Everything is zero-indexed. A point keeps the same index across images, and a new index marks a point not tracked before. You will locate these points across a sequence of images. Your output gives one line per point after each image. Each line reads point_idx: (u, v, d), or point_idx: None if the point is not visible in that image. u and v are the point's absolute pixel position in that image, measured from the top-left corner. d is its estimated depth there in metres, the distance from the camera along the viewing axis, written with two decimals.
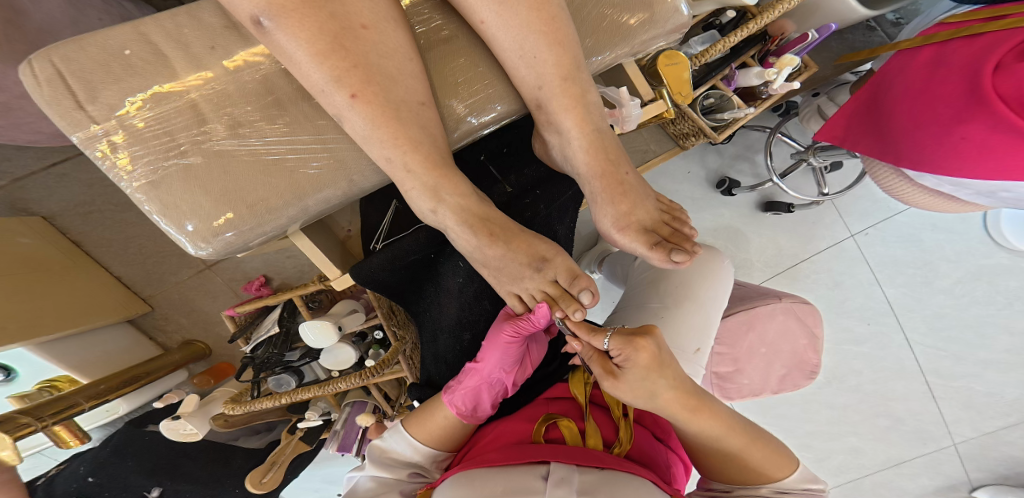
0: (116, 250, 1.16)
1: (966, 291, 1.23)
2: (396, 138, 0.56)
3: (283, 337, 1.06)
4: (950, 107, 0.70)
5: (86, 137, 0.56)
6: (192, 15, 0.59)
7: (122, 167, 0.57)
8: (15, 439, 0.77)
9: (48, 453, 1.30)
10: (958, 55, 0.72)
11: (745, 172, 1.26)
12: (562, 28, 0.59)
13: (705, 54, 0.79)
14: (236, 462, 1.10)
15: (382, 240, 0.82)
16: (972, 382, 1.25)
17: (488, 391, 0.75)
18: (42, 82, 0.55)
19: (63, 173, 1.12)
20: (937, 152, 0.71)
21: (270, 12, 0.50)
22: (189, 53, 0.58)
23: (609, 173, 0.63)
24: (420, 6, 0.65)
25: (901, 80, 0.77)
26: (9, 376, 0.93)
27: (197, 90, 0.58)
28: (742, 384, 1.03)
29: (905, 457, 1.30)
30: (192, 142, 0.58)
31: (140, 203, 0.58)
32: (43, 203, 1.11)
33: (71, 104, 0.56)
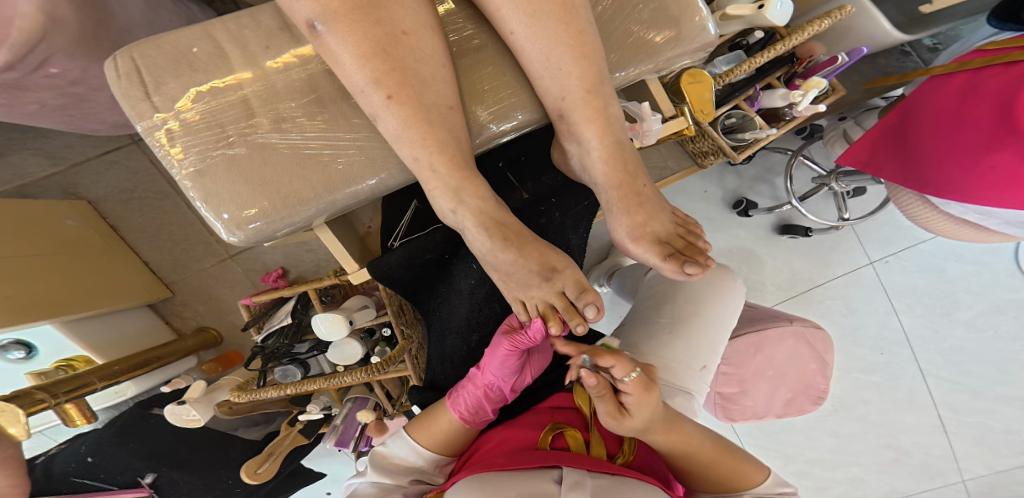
0: (147, 236, 1.21)
1: (989, 325, 1.23)
2: (425, 139, 0.58)
3: (295, 328, 1.08)
4: (979, 135, 0.70)
5: (148, 127, 0.60)
6: (254, 18, 0.62)
7: (173, 156, 0.60)
8: (28, 414, 0.79)
9: (47, 434, 1.33)
10: (989, 82, 0.72)
11: (764, 194, 1.27)
12: (588, 42, 0.61)
13: (729, 74, 0.80)
14: (235, 455, 1.14)
15: (399, 238, 0.84)
16: (988, 418, 1.24)
17: (488, 400, 0.76)
18: (122, 76, 0.59)
19: (114, 161, 1.17)
20: (965, 180, 0.72)
21: (325, 17, 0.53)
22: (246, 50, 0.61)
23: (626, 185, 0.65)
24: (455, 15, 0.68)
25: (930, 106, 0.78)
26: (28, 353, 0.94)
27: (248, 86, 0.61)
28: (746, 406, 1.03)
29: (911, 491, 1.29)
30: (239, 134, 0.60)
31: (185, 189, 0.61)
32: (92, 188, 1.17)
33: (140, 96, 0.59)
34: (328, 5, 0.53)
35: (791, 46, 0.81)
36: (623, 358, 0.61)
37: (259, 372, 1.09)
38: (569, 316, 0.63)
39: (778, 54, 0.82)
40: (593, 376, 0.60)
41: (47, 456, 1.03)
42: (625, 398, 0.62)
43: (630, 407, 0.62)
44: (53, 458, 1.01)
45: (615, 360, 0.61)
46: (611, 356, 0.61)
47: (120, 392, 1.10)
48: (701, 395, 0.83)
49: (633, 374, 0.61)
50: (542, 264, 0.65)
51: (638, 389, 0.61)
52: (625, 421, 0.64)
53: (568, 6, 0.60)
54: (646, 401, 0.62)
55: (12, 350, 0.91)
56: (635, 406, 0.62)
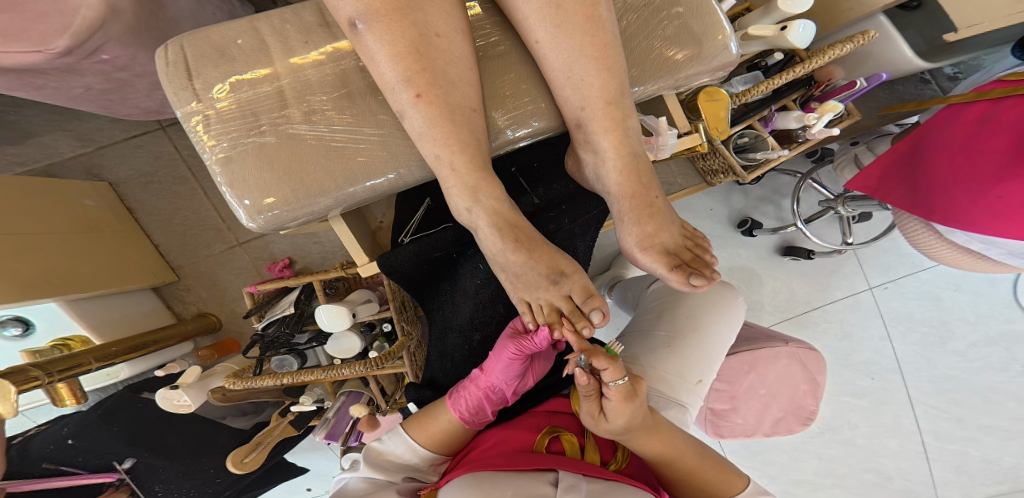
0: (160, 221, 1.22)
1: (979, 355, 1.25)
2: (448, 139, 0.60)
3: (296, 318, 1.08)
4: (989, 165, 0.72)
5: (187, 113, 0.62)
6: (296, 14, 0.64)
7: (206, 141, 0.62)
8: (20, 391, 0.79)
9: (27, 415, 1.32)
10: (1006, 115, 0.73)
11: (769, 214, 1.30)
12: (612, 55, 0.63)
13: (746, 94, 0.84)
14: (220, 444, 1.11)
15: (410, 234, 0.86)
16: (969, 446, 1.26)
17: (490, 401, 0.77)
18: (171, 64, 0.61)
19: (140, 145, 1.19)
20: (971, 209, 0.74)
21: (366, 16, 0.55)
22: (285, 43, 0.63)
23: (640, 195, 0.67)
24: (483, 21, 0.70)
25: (944, 134, 0.80)
26: (25, 330, 0.94)
27: (286, 79, 0.63)
28: (736, 423, 1.05)
29: None
30: (272, 123, 0.62)
31: (214, 175, 0.62)
32: (114, 171, 1.19)
33: (184, 83, 0.61)
34: (371, 4, 0.55)
35: (812, 69, 0.82)
36: (616, 364, 0.62)
37: (256, 360, 1.10)
38: (575, 318, 0.64)
39: (797, 76, 0.84)
40: (584, 375, 0.62)
41: (24, 440, 1.03)
42: (607, 402, 0.64)
43: (609, 412, 0.64)
44: (31, 440, 1.02)
45: (608, 364, 0.61)
46: (605, 359, 0.61)
47: (111, 373, 1.09)
48: (696, 407, 0.85)
49: (618, 385, 0.62)
50: (551, 268, 0.66)
51: (620, 397, 0.63)
52: (602, 423, 0.66)
53: (594, 19, 0.62)
54: (626, 410, 0.63)
55: (10, 327, 0.93)
56: (614, 413, 0.64)
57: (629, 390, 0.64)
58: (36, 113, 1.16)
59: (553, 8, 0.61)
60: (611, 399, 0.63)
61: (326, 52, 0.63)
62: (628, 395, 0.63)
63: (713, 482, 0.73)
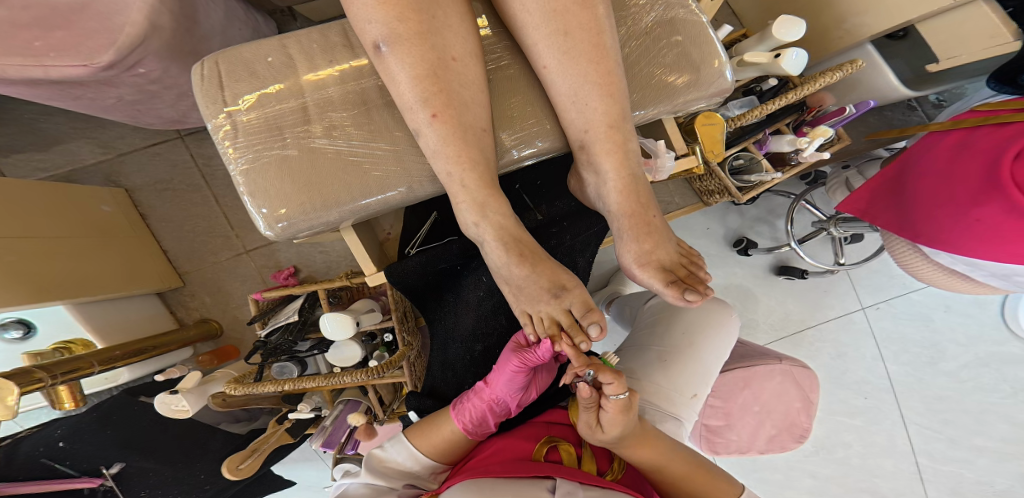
0: (171, 227, 1.24)
1: (971, 376, 1.28)
2: (459, 156, 0.63)
3: (300, 325, 1.12)
4: (967, 190, 0.75)
5: (216, 125, 0.65)
6: (322, 34, 0.68)
7: (230, 153, 0.65)
8: (21, 393, 0.81)
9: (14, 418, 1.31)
10: (981, 141, 0.77)
11: (765, 234, 1.33)
12: (615, 82, 0.67)
13: (741, 119, 0.86)
14: (212, 448, 1.13)
15: (416, 246, 0.88)
16: (964, 467, 1.28)
17: (492, 413, 0.79)
18: (206, 79, 0.65)
19: (158, 153, 1.22)
20: (953, 230, 0.77)
21: (390, 40, 0.59)
22: (311, 61, 0.67)
23: (639, 215, 0.70)
24: (495, 45, 0.73)
25: (924, 160, 0.84)
26: (27, 332, 0.95)
27: (308, 96, 0.66)
28: (730, 439, 1.08)
29: None
30: (295, 137, 0.65)
31: (237, 184, 0.65)
32: (131, 177, 1.22)
33: (217, 99, 0.65)
34: (395, 29, 0.59)
35: (803, 94, 0.85)
36: (621, 380, 0.65)
37: (257, 366, 1.11)
38: (573, 332, 0.67)
39: (790, 102, 0.87)
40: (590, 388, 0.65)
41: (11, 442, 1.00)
42: (604, 413, 0.67)
43: (606, 423, 0.67)
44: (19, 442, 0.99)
45: (614, 379, 0.64)
46: (610, 374, 0.64)
47: (110, 378, 1.13)
48: (691, 421, 0.87)
49: (617, 400, 0.65)
50: (553, 282, 0.69)
51: (617, 410, 0.66)
52: (598, 431, 0.69)
53: (599, 47, 0.66)
54: (621, 422, 0.67)
55: (10, 330, 0.92)
56: (610, 423, 0.67)
57: (628, 404, 0.67)
58: (63, 121, 1.20)
59: (561, 35, 0.65)
60: (609, 411, 0.66)
61: (351, 71, 0.67)
62: (627, 407, 0.67)
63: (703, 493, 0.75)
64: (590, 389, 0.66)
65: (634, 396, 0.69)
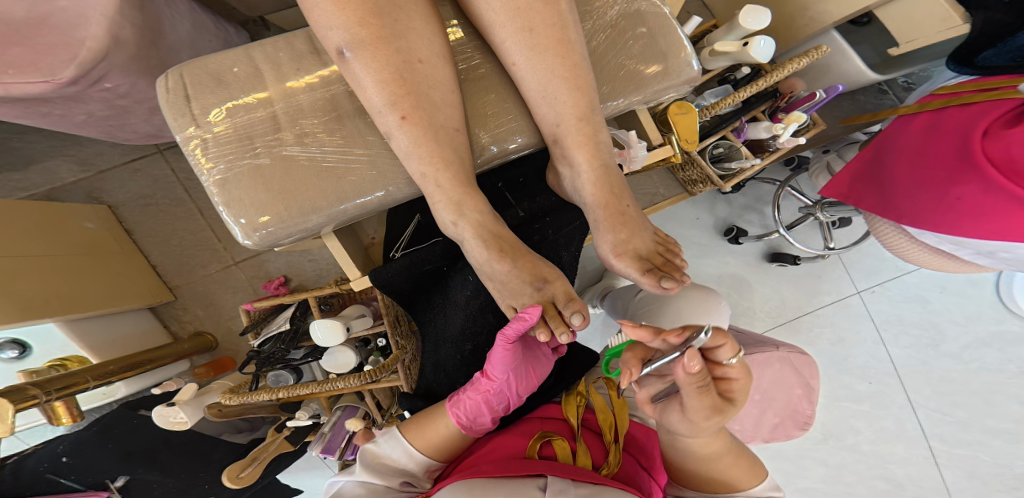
0: (161, 242, 1.25)
1: (974, 357, 1.28)
2: (432, 156, 0.64)
3: (292, 334, 1.12)
4: (945, 169, 0.77)
5: (185, 137, 0.66)
6: (288, 42, 0.69)
7: (202, 164, 0.66)
8: (17, 410, 0.81)
9: (21, 437, 1.32)
10: (951, 120, 0.79)
11: (754, 222, 1.34)
12: (581, 75, 0.68)
13: (716, 106, 0.88)
14: (215, 458, 1.15)
15: (401, 249, 0.89)
16: (978, 451, 1.27)
17: (489, 407, 0.80)
18: (170, 91, 0.66)
19: (138, 169, 1.23)
20: (937, 210, 0.78)
21: (352, 45, 0.59)
22: (278, 71, 0.67)
23: (612, 205, 0.71)
24: (465, 46, 0.74)
25: (899, 143, 0.85)
26: (22, 353, 0.96)
27: (279, 104, 0.67)
28: (734, 429, 1.06)
29: None
30: (266, 146, 0.66)
31: (211, 194, 0.66)
32: (113, 194, 1.22)
33: (184, 111, 0.65)
34: (356, 34, 0.59)
35: (774, 81, 0.87)
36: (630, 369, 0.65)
37: (252, 376, 1.11)
38: (555, 324, 0.67)
39: (762, 88, 0.89)
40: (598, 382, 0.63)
41: (18, 457, 1.01)
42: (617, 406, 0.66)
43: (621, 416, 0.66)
44: (24, 458, 0.99)
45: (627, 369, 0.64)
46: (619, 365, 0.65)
47: (108, 392, 1.13)
48: (686, 411, 0.86)
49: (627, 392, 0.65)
50: (533, 275, 0.70)
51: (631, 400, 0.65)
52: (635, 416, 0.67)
53: (564, 42, 0.66)
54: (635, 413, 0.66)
55: (5, 350, 0.93)
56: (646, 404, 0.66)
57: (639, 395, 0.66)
58: (40, 139, 1.20)
59: (526, 32, 0.66)
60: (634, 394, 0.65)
61: (321, 80, 0.68)
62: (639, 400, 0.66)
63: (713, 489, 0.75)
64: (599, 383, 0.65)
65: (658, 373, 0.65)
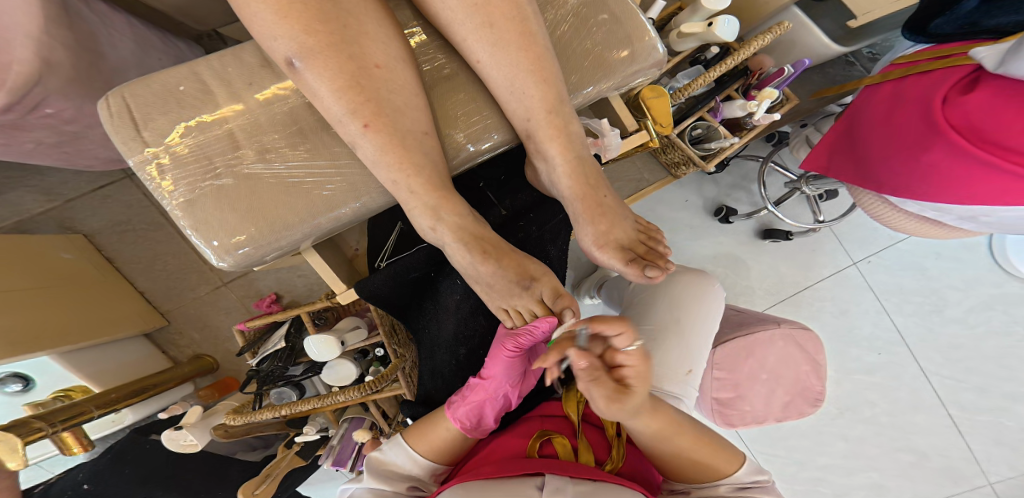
0: (144, 268, 1.24)
1: (981, 321, 1.27)
2: (402, 163, 0.63)
3: (289, 351, 1.11)
4: (912, 138, 0.77)
5: (139, 161, 0.65)
6: (236, 56, 0.68)
7: (164, 188, 0.65)
8: (25, 442, 0.83)
9: (45, 466, 1.33)
10: (912, 88, 0.80)
11: (742, 200, 1.32)
12: (547, 66, 0.66)
13: (687, 88, 0.86)
14: (232, 476, 1.12)
15: (385, 258, 0.88)
16: (1001, 416, 1.27)
17: (490, 406, 0.77)
18: (114, 115, 0.64)
19: (108, 195, 1.22)
20: (910, 177, 0.78)
21: (301, 55, 0.58)
22: (230, 87, 0.66)
23: (590, 197, 0.70)
24: (427, 47, 0.72)
25: (867, 114, 0.86)
26: (27, 385, 0.98)
27: (233, 120, 0.66)
28: (745, 410, 1.01)
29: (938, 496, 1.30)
30: (226, 165, 0.65)
31: (177, 219, 0.65)
32: (87, 222, 1.21)
33: (133, 135, 0.64)
34: (304, 43, 0.57)
35: (741, 60, 0.86)
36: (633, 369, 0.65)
37: (254, 395, 1.12)
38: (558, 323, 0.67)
39: (731, 67, 0.87)
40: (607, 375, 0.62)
41: (46, 485, 1.05)
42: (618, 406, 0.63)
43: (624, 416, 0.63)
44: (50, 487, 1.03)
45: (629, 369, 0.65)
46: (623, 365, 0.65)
47: (116, 419, 1.15)
48: (689, 398, 0.84)
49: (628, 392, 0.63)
50: (520, 274, 0.69)
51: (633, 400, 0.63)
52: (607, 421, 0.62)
53: (526, 34, 0.65)
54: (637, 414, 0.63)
55: (10, 384, 0.95)
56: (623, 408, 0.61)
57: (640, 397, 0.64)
58: None
59: (486, 28, 0.64)
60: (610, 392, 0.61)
61: (279, 95, 0.67)
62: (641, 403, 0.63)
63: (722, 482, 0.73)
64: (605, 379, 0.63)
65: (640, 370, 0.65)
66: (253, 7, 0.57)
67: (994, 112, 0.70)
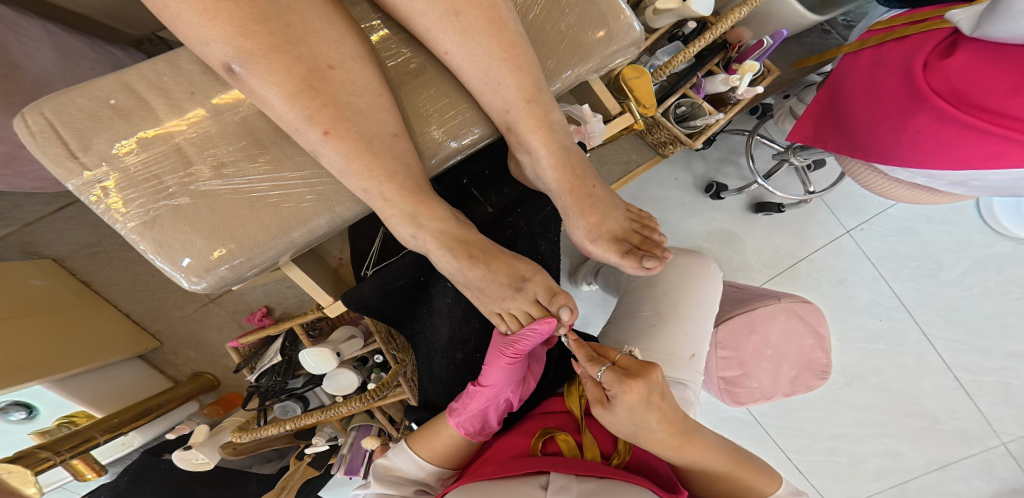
0: (123, 289, 1.20)
1: (976, 281, 1.22)
2: (371, 170, 0.60)
3: (285, 365, 1.08)
4: (896, 105, 0.74)
5: (81, 184, 0.61)
6: (171, 63, 0.64)
7: (116, 210, 0.62)
8: (36, 472, 0.86)
9: (70, 487, 1.26)
10: (892, 55, 0.77)
11: (732, 175, 1.27)
12: (520, 53, 0.62)
13: (668, 65, 0.83)
14: (252, 489, 1.12)
15: (372, 266, 0.85)
16: (1007, 376, 1.23)
17: (493, 408, 0.72)
18: (37, 133, 0.60)
19: (70, 217, 1.16)
20: (899, 145, 0.74)
21: (241, 59, 0.54)
22: (169, 98, 0.63)
23: (578, 188, 0.66)
24: (388, 41, 0.68)
25: (849, 83, 0.82)
26: (30, 413, 0.98)
27: (181, 134, 0.63)
28: (752, 388, 0.98)
29: (951, 459, 1.27)
30: (179, 184, 0.63)
31: (135, 242, 0.62)
32: (54, 246, 1.16)
33: (65, 154, 0.60)
34: (242, 46, 0.53)
35: (720, 33, 0.83)
36: (644, 367, 0.62)
37: (257, 411, 1.08)
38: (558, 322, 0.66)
39: (709, 42, 0.84)
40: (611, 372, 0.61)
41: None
42: (623, 402, 0.60)
43: (630, 413, 0.60)
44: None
45: (641, 367, 0.62)
46: (636, 364, 0.63)
47: (126, 442, 1.12)
48: (696, 383, 0.80)
49: (633, 391, 0.59)
50: (511, 276, 0.66)
51: (638, 397, 0.59)
52: (607, 414, 0.62)
53: (495, 20, 0.61)
54: (643, 410, 0.60)
55: (14, 411, 0.95)
56: (622, 406, 0.60)
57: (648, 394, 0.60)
58: None
59: (452, 16, 0.60)
60: (609, 388, 0.61)
61: (223, 105, 0.64)
62: (648, 400, 0.60)
63: (736, 481, 0.69)
64: (609, 376, 0.61)
65: (657, 372, 0.61)
66: (174, 7, 0.52)
67: (977, 74, 0.67)
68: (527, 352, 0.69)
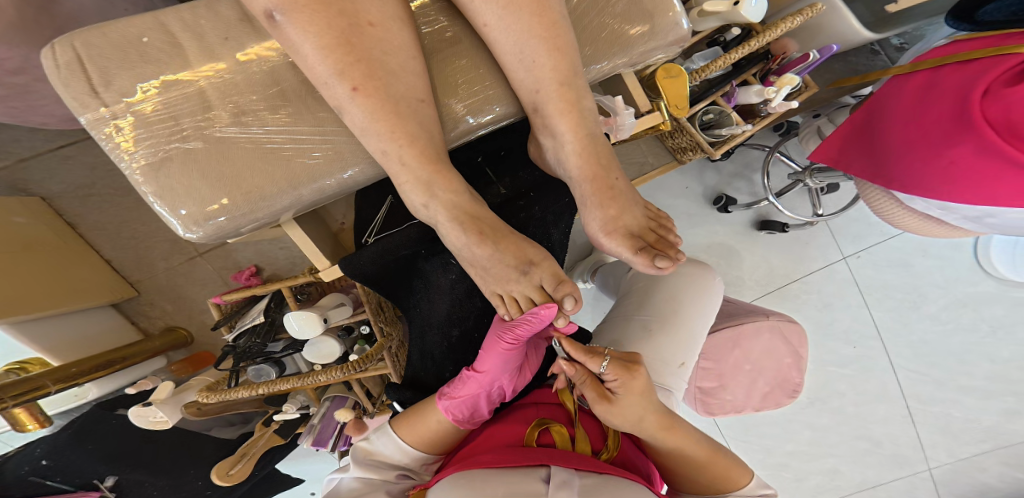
0: (112, 235, 1.16)
1: (951, 318, 1.25)
2: (393, 132, 0.58)
3: (267, 327, 1.04)
4: (938, 131, 0.74)
5: (93, 119, 0.58)
6: (211, 8, 0.61)
7: (124, 149, 0.59)
8: None
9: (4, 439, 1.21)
10: (947, 80, 0.76)
11: (743, 190, 1.28)
12: (560, 34, 0.61)
13: (706, 69, 0.83)
14: (206, 453, 1.08)
15: (374, 235, 0.82)
16: (951, 407, 1.27)
17: (486, 399, 0.71)
18: (62, 66, 0.57)
19: (69, 156, 1.12)
20: (927, 173, 0.76)
21: (284, 7, 0.52)
22: (202, 42, 0.60)
23: (601, 178, 0.66)
24: (427, 8, 0.66)
25: (893, 104, 0.82)
26: None
27: (207, 79, 0.60)
28: (725, 400, 1.00)
29: (882, 480, 1.33)
30: (194, 127, 0.60)
31: (138, 184, 0.60)
32: (45, 184, 1.12)
33: (87, 89, 0.58)
34: None
35: (765, 42, 0.83)
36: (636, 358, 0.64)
37: (229, 372, 1.05)
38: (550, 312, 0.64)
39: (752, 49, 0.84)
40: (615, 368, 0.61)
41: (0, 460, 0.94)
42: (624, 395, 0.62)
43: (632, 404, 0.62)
44: (7, 461, 0.93)
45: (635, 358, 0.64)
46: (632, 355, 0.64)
47: (79, 395, 1.04)
48: (679, 392, 0.81)
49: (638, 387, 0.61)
50: (519, 258, 0.65)
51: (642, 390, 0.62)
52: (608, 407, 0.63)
53: None
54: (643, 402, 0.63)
55: None
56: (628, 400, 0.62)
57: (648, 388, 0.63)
58: None
59: None
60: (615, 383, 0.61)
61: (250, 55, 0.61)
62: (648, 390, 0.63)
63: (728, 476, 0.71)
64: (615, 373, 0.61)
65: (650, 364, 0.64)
66: None
67: None
68: (526, 339, 0.67)
